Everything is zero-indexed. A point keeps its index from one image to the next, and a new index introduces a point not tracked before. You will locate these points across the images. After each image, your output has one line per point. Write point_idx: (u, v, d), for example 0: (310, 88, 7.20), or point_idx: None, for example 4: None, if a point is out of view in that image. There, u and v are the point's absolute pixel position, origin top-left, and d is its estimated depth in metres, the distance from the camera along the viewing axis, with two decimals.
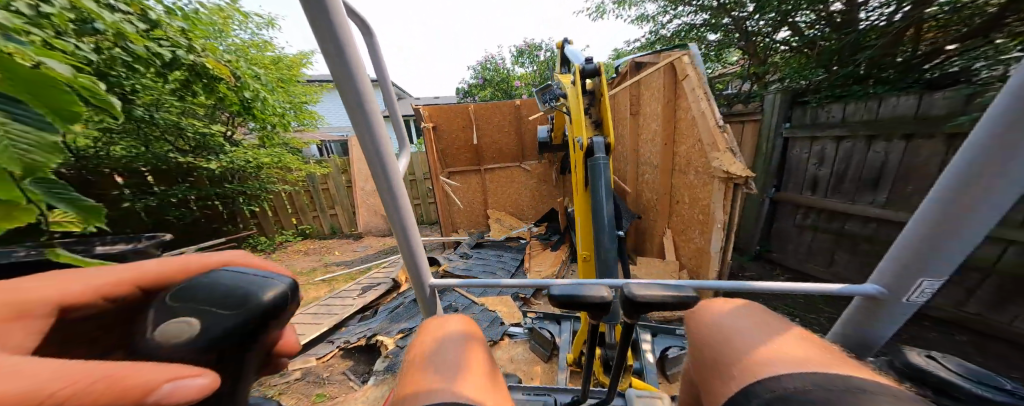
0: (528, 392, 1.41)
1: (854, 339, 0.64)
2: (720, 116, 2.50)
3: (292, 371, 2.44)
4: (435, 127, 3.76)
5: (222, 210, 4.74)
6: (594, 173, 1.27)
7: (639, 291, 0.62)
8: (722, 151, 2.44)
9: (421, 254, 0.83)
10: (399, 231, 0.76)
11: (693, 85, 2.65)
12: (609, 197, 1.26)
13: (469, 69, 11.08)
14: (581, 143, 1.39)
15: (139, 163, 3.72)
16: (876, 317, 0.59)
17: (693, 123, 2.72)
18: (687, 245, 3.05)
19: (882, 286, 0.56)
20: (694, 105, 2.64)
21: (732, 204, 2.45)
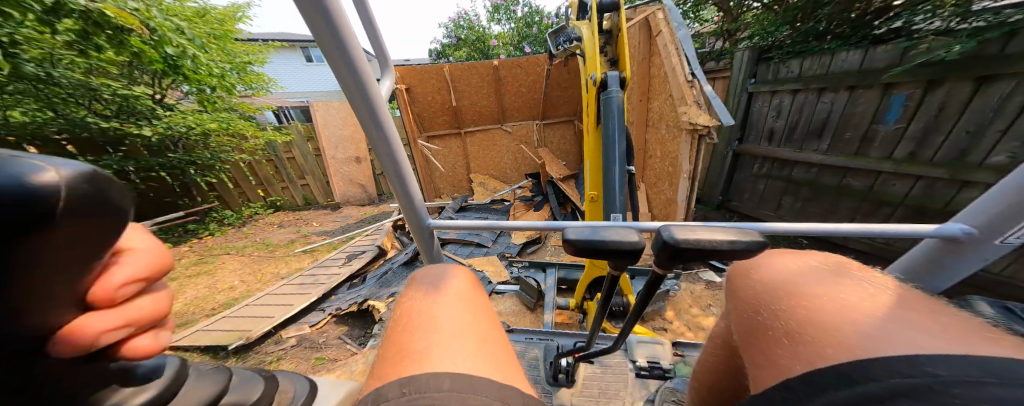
0: (531, 336, 1.56)
1: (916, 277, 0.65)
2: (690, 70, 2.58)
3: (286, 338, 2.45)
4: (409, 89, 3.52)
5: (170, 182, 4.28)
6: (607, 106, 1.29)
7: (681, 235, 0.64)
8: (689, 105, 2.54)
9: (415, 192, 0.84)
10: (394, 174, 0.78)
11: (665, 40, 2.69)
12: (622, 130, 1.29)
13: (440, 26, 10.22)
14: (594, 78, 1.37)
15: (52, 128, 3.23)
16: (947, 261, 0.59)
17: (666, 78, 2.80)
18: (658, 197, 3.29)
19: (970, 228, 0.53)
20: (666, 60, 2.70)
21: (696, 153, 2.63)
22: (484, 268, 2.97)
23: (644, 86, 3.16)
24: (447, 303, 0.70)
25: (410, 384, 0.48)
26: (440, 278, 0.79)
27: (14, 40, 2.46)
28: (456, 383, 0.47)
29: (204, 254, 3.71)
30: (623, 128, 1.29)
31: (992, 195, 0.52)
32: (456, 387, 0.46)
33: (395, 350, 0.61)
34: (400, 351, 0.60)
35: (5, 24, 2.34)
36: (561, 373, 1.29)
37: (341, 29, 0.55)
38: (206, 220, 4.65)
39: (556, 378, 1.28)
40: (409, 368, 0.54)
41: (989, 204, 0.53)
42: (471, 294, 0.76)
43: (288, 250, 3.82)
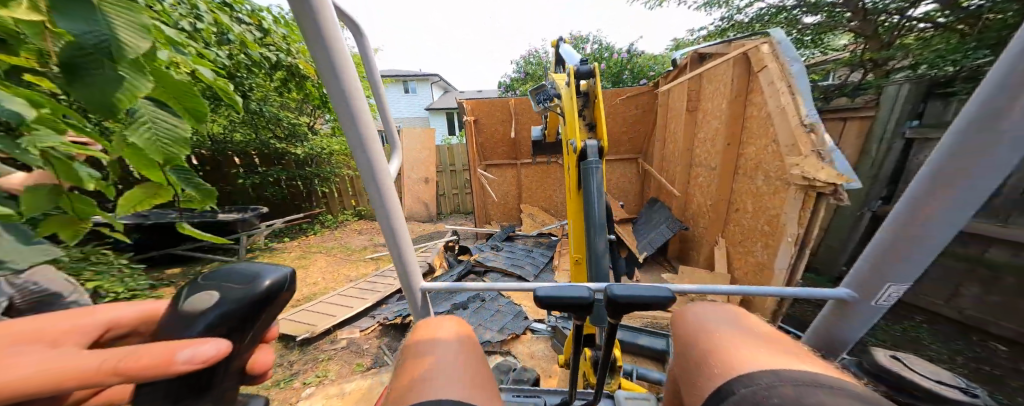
0: (517, 394, 1.32)
1: (824, 340, 0.69)
2: (808, 112, 1.97)
3: (341, 339, 2.69)
4: (476, 121, 3.92)
5: (302, 188, 5.59)
6: (587, 175, 1.38)
7: (622, 292, 0.58)
8: (804, 156, 1.95)
9: (408, 250, 0.78)
10: (388, 233, 0.73)
11: (772, 77, 2.20)
12: (600, 195, 1.36)
13: (513, 65, 11.31)
14: (575, 146, 1.48)
15: (252, 148, 4.82)
16: (846, 322, 0.64)
17: (766, 120, 2.33)
18: (745, 259, 2.61)
19: (852, 290, 0.60)
20: (773, 100, 2.22)
21: (812, 213, 1.95)
22: (522, 302, 2.86)
23: (733, 128, 2.71)
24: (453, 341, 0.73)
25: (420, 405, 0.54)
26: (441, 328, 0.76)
27: (249, 89, 3.73)
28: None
29: (307, 250, 4.62)
30: (603, 197, 1.37)
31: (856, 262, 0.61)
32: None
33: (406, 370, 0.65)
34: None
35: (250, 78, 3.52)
36: None
37: (348, 87, 0.55)
38: (316, 221, 5.75)
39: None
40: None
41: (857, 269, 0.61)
42: (466, 356, 0.70)
43: (361, 255, 4.47)
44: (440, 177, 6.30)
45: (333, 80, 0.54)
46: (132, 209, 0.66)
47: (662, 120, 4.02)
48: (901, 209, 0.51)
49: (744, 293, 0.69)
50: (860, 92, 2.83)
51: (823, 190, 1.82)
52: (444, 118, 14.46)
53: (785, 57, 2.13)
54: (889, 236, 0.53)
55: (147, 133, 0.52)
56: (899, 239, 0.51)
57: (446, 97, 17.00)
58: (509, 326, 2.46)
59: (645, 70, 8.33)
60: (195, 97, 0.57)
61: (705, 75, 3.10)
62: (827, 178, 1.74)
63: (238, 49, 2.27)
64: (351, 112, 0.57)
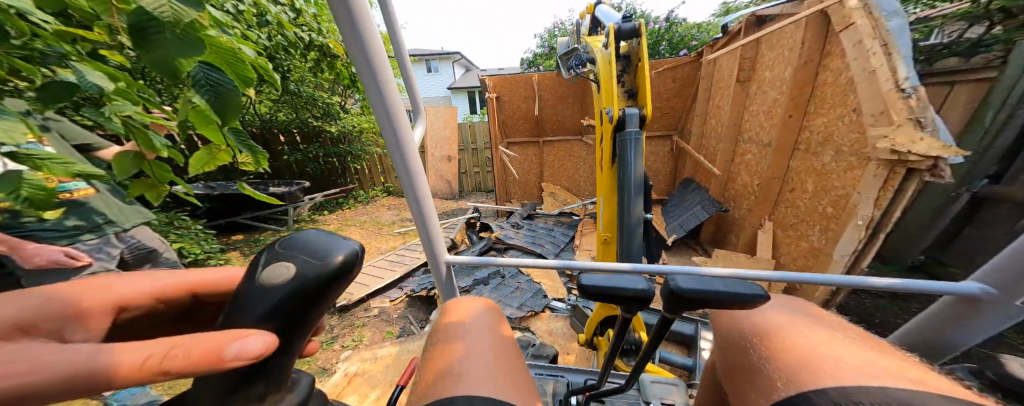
0: (541, 372, 1.37)
1: (921, 341, 0.62)
2: (905, 73, 1.62)
3: (374, 308, 2.92)
4: (499, 98, 3.86)
5: (337, 166, 5.92)
6: (624, 146, 1.33)
7: (688, 288, 0.52)
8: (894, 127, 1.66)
9: (436, 231, 0.82)
10: (417, 211, 0.76)
11: (861, 35, 1.83)
12: (639, 169, 1.31)
13: (537, 38, 10.86)
14: (613, 115, 1.43)
15: (294, 126, 5.14)
16: (965, 322, 0.56)
17: (844, 87, 2.00)
18: (796, 244, 2.40)
19: (986, 286, 0.52)
20: (855, 65, 1.88)
21: (896, 193, 1.69)
22: (541, 281, 2.90)
23: (797, 99, 2.39)
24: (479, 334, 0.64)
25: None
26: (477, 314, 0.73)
27: (288, 70, 3.91)
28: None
29: (343, 224, 4.96)
30: (641, 169, 1.31)
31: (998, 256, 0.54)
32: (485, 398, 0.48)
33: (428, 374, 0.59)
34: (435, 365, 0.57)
35: (290, 61, 3.66)
36: None
37: (379, 74, 0.56)
38: (351, 196, 6.10)
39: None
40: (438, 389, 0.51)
41: (998, 264, 0.53)
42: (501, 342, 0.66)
43: (390, 229, 4.72)
44: (463, 155, 6.34)
45: (366, 67, 0.55)
46: (201, 169, 0.73)
47: (704, 93, 3.64)
48: None
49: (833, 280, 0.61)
50: (978, 51, 2.04)
51: (918, 166, 1.55)
52: (467, 96, 14.35)
53: (881, 11, 1.75)
54: None
55: (205, 94, 0.53)
56: None
57: (470, 74, 16.72)
58: (529, 303, 2.53)
59: (686, 39, 7.49)
60: (244, 62, 0.58)
61: (764, 41, 2.71)
62: (927, 151, 1.47)
63: (278, 31, 2.34)
64: (380, 86, 0.58)
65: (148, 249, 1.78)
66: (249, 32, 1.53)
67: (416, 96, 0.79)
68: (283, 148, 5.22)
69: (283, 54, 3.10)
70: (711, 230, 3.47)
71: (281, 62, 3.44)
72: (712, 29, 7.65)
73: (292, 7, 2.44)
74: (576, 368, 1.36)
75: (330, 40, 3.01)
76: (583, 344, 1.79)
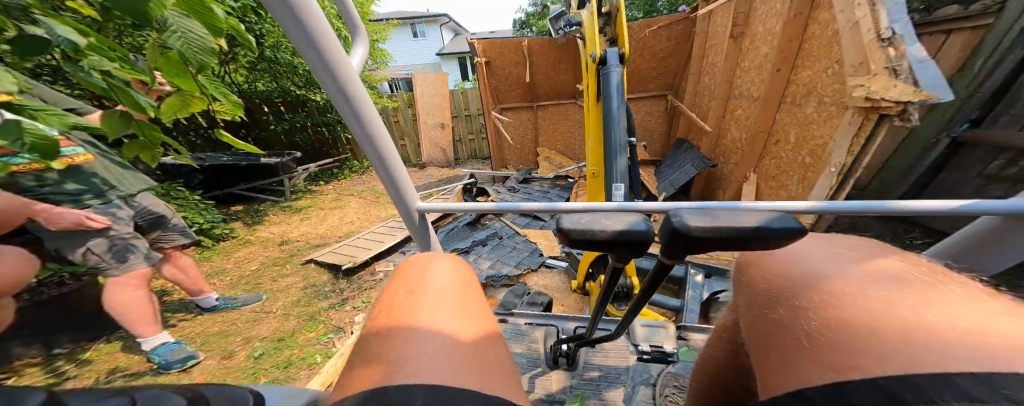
0: (534, 320, 1.47)
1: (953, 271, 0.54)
2: (888, 20, 1.59)
3: (377, 271, 3.02)
4: (489, 63, 3.72)
5: (328, 137, 5.79)
6: (606, 80, 1.37)
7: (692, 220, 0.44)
8: (873, 75, 1.67)
9: (406, 177, 0.81)
10: (375, 154, 0.72)
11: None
12: (620, 100, 1.34)
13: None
14: (595, 56, 1.45)
15: (278, 96, 4.96)
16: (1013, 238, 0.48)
17: (830, 40, 1.97)
18: (776, 194, 2.51)
19: None
20: (842, 14, 1.84)
21: (868, 140, 1.75)
22: (537, 240, 3.01)
23: (785, 52, 2.34)
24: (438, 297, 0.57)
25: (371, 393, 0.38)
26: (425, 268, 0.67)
27: (262, 32, 3.66)
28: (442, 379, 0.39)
29: (341, 193, 4.96)
30: (623, 99, 1.34)
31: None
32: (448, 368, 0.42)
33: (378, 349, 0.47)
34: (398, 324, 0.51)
35: (259, 22, 3.40)
36: (562, 357, 1.22)
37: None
38: (345, 167, 6.02)
39: (556, 362, 1.21)
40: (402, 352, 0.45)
41: None
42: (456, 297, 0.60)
43: (388, 199, 4.74)
44: (456, 122, 6.23)
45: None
46: (175, 116, 0.74)
47: (698, 49, 3.54)
48: None
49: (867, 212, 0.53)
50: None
51: (889, 111, 1.60)
52: (458, 61, 13.80)
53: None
54: None
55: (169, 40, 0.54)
56: None
57: (460, 37, 15.83)
58: (526, 261, 2.65)
59: None
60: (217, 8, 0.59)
61: None
62: (898, 96, 1.52)
63: None
64: (315, 40, 0.53)
65: (156, 215, 1.81)
66: None
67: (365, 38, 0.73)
68: (270, 120, 5.08)
69: (254, 14, 2.88)
70: (702, 188, 3.55)
71: (252, 23, 3.21)
72: None
73: None
74: (565, 316, 1.46)
75: None
76: (576, 291, 1.91)
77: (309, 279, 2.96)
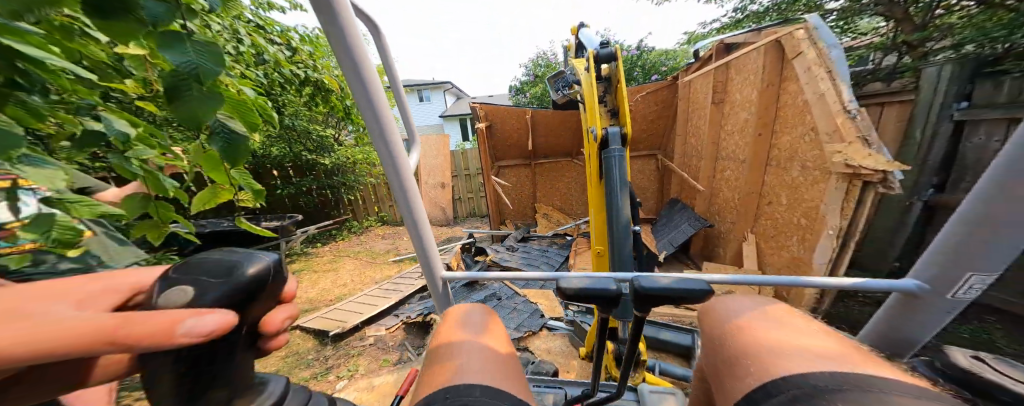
0: (540, 385, 1.38)
1: (884, 337, 0.63)
2: (850, 97, 1.87)
3: (368, 337, 2.83)
4: (491, 126, 4.00)
5: (330, 197, 5.93)
6: (608, 163, 1.45)
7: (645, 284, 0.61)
8: (849, 143, 1.85)
9: (432, 250, 0.88)
10: (414, 231, 0.84)
11: (809, 63, 2.10)
12: (623, 182, 1.42)
13: (524, 71, 11.53)
14: (596, 133, 1.53)
15: (286, 160, 5.20)
16: (909, 314, 0.58)
17: (801, 109, 2.23)
18: (779, 255, 2.53)
19: (921, 282, 0.55)
20: (809, 87, 2.11)
21: (857, 205, 1.85)
22: (538, 301, 2.91)
23: (763, 118, 2.62)
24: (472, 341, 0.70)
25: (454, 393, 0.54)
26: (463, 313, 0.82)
27: (282, 106, 4.00)
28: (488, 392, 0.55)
29: (337, 254, 4.90)
30: (625, 180, 1.43)
31: (928, 253, 0.56)
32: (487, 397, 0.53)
33: (438, 375, 0.62)
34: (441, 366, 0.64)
35: (282, 99, 3.75)
36: None
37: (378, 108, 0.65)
38: (344, 227, 6.04)
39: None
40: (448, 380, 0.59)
41: (933, 258, 0.55)
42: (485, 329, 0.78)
43: (385, 258, 4.67)
44: (456, 182, 6.49)
45: (365, 99, 0.63)
46: (203, 206, 0.75)
47: (682, 114, 3.91)
48: (983, 188, 0.46)
49: (807, 282, 0.68)
50: (896, 77, 2.54)
51: (870, 178, 1.72)
52: (458, 124, 14.88)
53: (824, 43, 2.04)
54: (980, 209, 0.46)
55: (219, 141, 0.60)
56: (985, 222, 0.45)
57: (460, 104, 17.32)
58: (526, 323, 2.54)
59: (658, 67, 8.09)
60: (252, 111, 0.69)
61: (732, 67, 3.00)
62: (874, 165, 1.66)
63: (274, 70, 2.48)
64: (381, 128, 0.68)
65: None
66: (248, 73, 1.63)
67: (411, 123, 0.88)
68: (275, 181, 5.26)
69: (279, 89, 3.17)
70: (700, 243, 3.58)
71: (277, 98, 3.54)
72: (679, 57, 8.29)
73: (287, 44, 2.61)
74: (572, 382, 1.39)
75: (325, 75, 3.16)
76: (583, 358, 1.80)
77: (293, 349, 2.76)
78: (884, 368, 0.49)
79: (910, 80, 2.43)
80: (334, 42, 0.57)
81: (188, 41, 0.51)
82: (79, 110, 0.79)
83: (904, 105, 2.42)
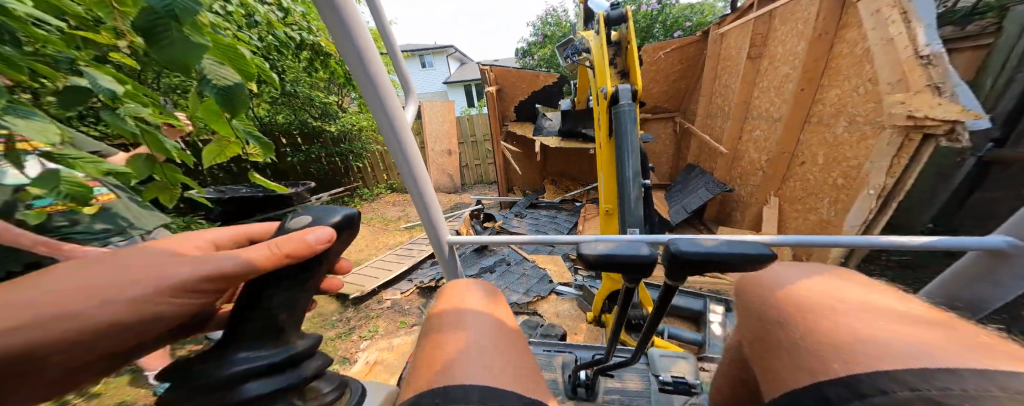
0: (548, 349, 1.41)
1: (952, 303, 0.59)
2: (928, 39, 1.57)
3: (385, 300, 2.98)
4: (499, 89, 3.98)
5: (341, 165, 5.99)
6: (619, 119, 1.35)
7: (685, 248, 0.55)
8: (915, 95, 1.63)
9: (437, 213, 0.85)
10: (416, 193, 0.79)
11: (880, 4, 1.81)
12: (634, 140, 1.32)
13: (531, 28, 10.72)
14: (606, 92, 1.44)
15: (294, 127, 5.18)
16: (993, 277, 0.53)
17: (861, 58, 1.97)
18: (804, 218, 2.45)
19: (1013, 238, 0.51)
20: (875, 34, 1.83)
21: (910, 161, 1.70)
22: (547, 267, 2.94)
23: (811, 72, 2.34)
24: (475, 324, 0.65)
25: (448, 391, 0.47)
26: (464, 295, 0.76)
27: (283, 71, 3.87)
28: (486, 394, 0.46)
29: None
30: (637, 140, 1.32)
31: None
32: (487, 398, 0.45)
33: (431, 363, 0.55)
34: (434, 356, 0.57)
35: (280, 63, 3.62)
36: (580, 386, 1.12)
37: (367, 61, 0.57)
38: (355, 195, 6.16)
39: (573, 393, 1.11)
40: (442, 373, 0.52)
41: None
42: (490, 312, 0.71)
43: (396, 226, 4.79)
44: (462, 149, 6.39)
45: (349, 43, 0.54)
46: (213, 161, 0.75)
47: (710, 72, 3.58)
48: None
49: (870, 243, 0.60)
50: (972, 19, 2.03)
51: (934, 131, 1.55)
52: (464, 89, 14.34)
53: None
54: None
55: (212, 91, 0.55)
56: None
57: (466, 67, 16.54)
58: (535, 288, 2.58)
59: (679, 20, 7.32)
60: (247, 62, 0.62)
61: (778, 15, 2.65)
62: (943, 116, 1.49)
63: (265, 31, 2.34)
64: (372, 80, 0.59)
65: None
66: (240, 32, 1.54)
67: (410, 90, 0.82)
68: (285, 150, 5.32)
69: (278, 54, 3.05)
70: (715, 210, 3.47)
71: (276, 62, 3.42)
72: (704, 10, 7.47)
73: (280, 4, 2.44)
74: (582, 344, 1.42)
75: (321, 37, 2.99)
76: (591, 322, 1.83)
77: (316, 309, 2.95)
78: (956, 339, 0.39)
79: (993, 20, 1.94)
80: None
81: None
82: (59, 64, 0.73)
83: (976, 51, 2.04)
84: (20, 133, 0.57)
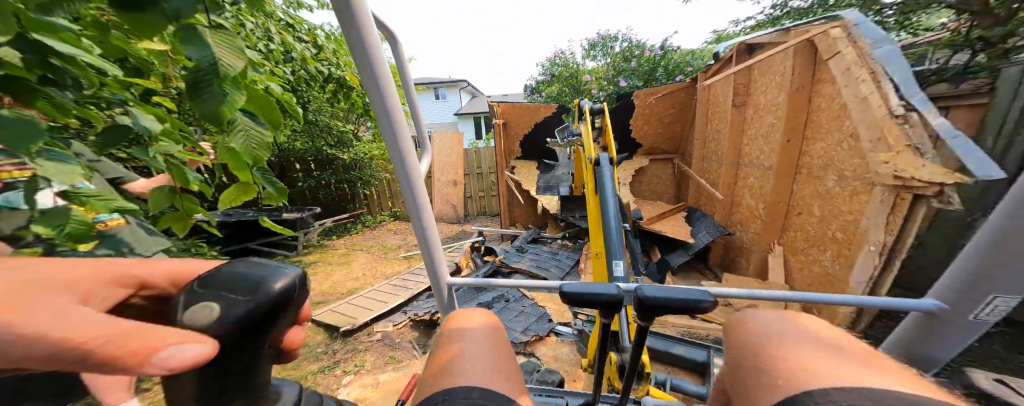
0: (539, 393, 1.32)
1: (905, 359, 0.64)
2: (897, 99, 1.68)
3: (376, 332, 2.86)
4: (506, 123, 4.19)
5: (347, 191, 6.10)
6: (600, 180, 1.46)
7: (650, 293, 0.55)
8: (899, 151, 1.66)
9: (438, 252, 0.83)
10: (418, 228, 0.78)
11: (848, 63, 1.92)
12: (615, 194, 1.39)
13: (540, 69, 11.37)
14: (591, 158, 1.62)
15: (308, 153, 5.37)
16: (933, 335, 0.58)
17: (838, 113, 2.06)
18: (808, 268, 2.37)
19: (940, 302, 0.56)
20: (849, 90, 1.94)
21: (905, 219, 1.68)
22: (546, 305, 2.85)
23: (793, 122, 2.43)
24: (477, 338, 0.63)
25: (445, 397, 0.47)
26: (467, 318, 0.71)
27: (307, 102, 4.12)
28: (484, 396, 0.48)
29: (351, 248, 5.03)
30: (617, 193, 1.38)
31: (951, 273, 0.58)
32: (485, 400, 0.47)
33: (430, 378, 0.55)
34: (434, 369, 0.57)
35: (306, 96, 3.87)
36: None
37: (386, 94, 0.60)
38: (358, 221, 6.19)
39: None
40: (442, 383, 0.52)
41: (949, 283, 0.57)
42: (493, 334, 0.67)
43: (396, 254, 4.75)
44: (467, 179, 6.51)
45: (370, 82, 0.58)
46: (230, 205, 0.76)
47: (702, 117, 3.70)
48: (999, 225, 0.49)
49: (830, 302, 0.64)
50: (966, 78, 2.08)
51: (924, 192, 1.55)
52: (472, 122, 14.93)
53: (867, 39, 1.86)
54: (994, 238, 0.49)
55: (242, 139, 0.57)
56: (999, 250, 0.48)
57: (475, 102, 17.37)
58: (533, 327, 2.47)
59: (681, 66, 7.73)
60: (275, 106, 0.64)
61: (756, 68, 2.80)
62: (929, 177, 1.48)
63: (297, 68, 2.52)
64: (389, 109, 0.61)
65: None
66: (277, 70, 1.67)
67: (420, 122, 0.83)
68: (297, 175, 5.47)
69: (305, 87, 3.27)
70: (720, 252, 3.39)
71: (302, 95, 3.65)
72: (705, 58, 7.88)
73: (314, 44, 2.67)
74: (576, 391, 1.32)
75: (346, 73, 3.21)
76: (588, 370, 1.72)
77: (304, 340, 2.84)
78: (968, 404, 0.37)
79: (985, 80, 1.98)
80: (344, 24, 0.52)
81: (206, 35, 0.47)
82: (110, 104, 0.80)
83: (972, 109, 2.08)
84: (46, 174, 0.59)
